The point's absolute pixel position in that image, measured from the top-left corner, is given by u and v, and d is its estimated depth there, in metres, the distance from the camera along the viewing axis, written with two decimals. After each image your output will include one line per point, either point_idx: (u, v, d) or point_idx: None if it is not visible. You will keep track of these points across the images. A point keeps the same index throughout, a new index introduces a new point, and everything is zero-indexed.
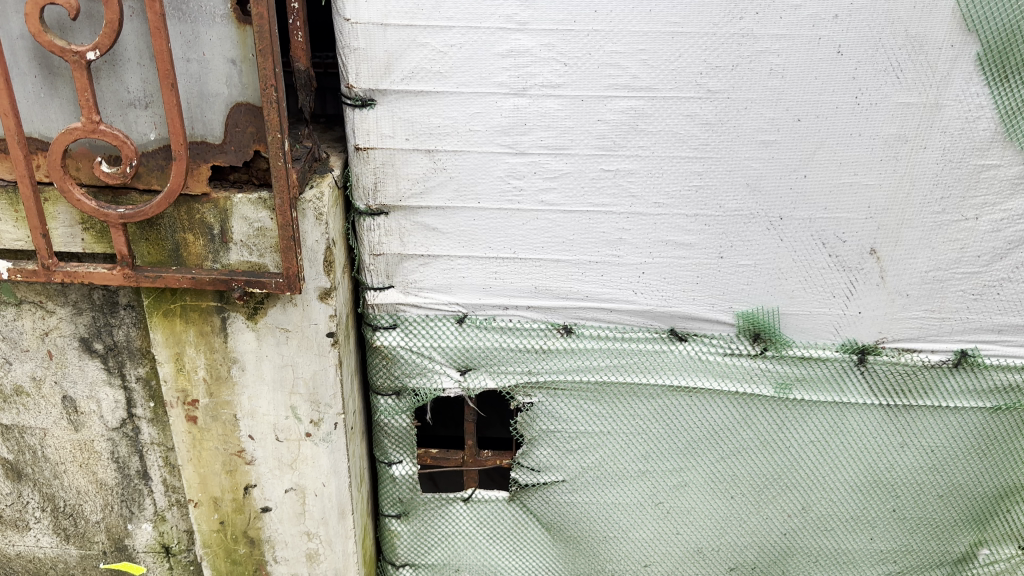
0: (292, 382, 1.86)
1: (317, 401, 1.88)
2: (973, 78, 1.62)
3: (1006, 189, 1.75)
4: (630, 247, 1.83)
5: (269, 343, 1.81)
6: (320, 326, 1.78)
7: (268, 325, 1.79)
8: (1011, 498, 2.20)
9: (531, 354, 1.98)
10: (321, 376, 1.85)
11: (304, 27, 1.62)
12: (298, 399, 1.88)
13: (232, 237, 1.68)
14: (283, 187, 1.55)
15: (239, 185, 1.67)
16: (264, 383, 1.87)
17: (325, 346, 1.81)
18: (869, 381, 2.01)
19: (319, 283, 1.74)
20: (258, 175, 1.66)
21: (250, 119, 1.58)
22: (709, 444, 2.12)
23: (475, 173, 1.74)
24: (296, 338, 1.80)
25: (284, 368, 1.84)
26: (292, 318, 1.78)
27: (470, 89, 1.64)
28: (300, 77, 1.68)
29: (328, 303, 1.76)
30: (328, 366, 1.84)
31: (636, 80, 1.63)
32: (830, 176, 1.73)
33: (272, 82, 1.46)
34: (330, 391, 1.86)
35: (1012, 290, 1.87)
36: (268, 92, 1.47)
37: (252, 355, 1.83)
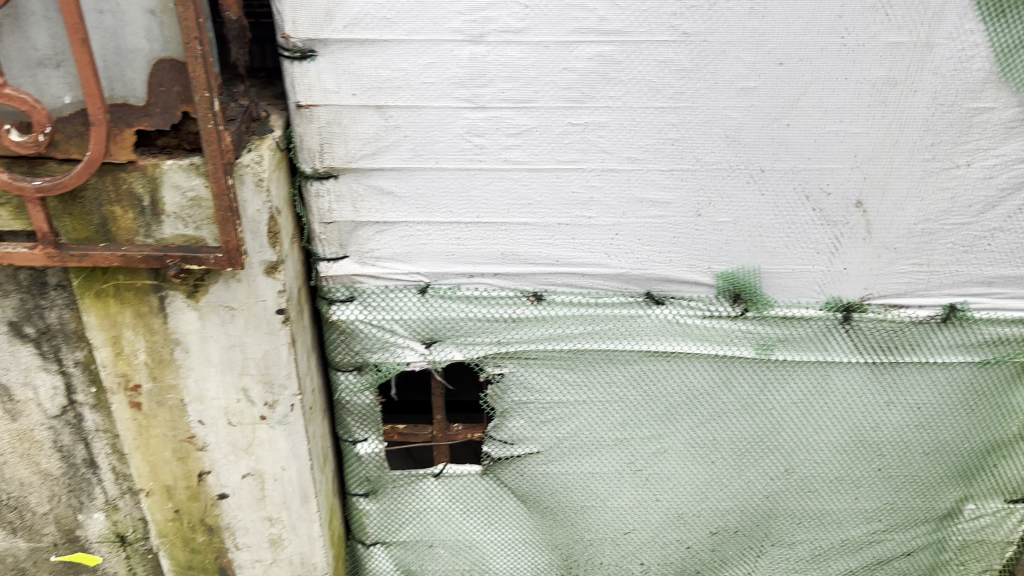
0: (241, 363, 1.73)
1: (270, 383, 1.76)
2: (968, 14, 1.49)
3: (1000, 134, 1.63)
4: (602, 207, 1.70)
5: (213, 323, 1.67)
6: (269, 303, 1.65)
7: (211, 303, 1.65)
8: (997, 452, 2.15)
9: (500, 323, 1.87)
10: (273, 356, 1.72)
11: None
12: (250, 381, 1.75)
13: (165, 209, 1.53)
14: (215, 153, 1.40)
15: (167, 151, 1.51)
16: (211, 365, 1.73)
17: (275, 325, 1.68)
18: (854, 339, 1.92)
19: (265, 255, 1.60)
20: (188, 139, 1.50)
21: (176, 77, 1.40)
22: (688, 409, 2.03)
23: (432, 131, 1.59)
24: (242, 316, 1.67)
25: (232, 349, 1.71)
26: (236, 295, 1.64)
27: (421, 36, 1.48)
28: (233, 28, 1.52)
29: (275, 278, 1.62)
30: (280, 345, 1.71)
31: (604, 23, 1.48)
32: (814, 124, 1.61)
33: (196, 34, 1.30)
34: (284, 371, 1.74)
35: (1004, 240, 1.77)
36: (192, 46, 1.31)
37: (195, 336, 1.69)
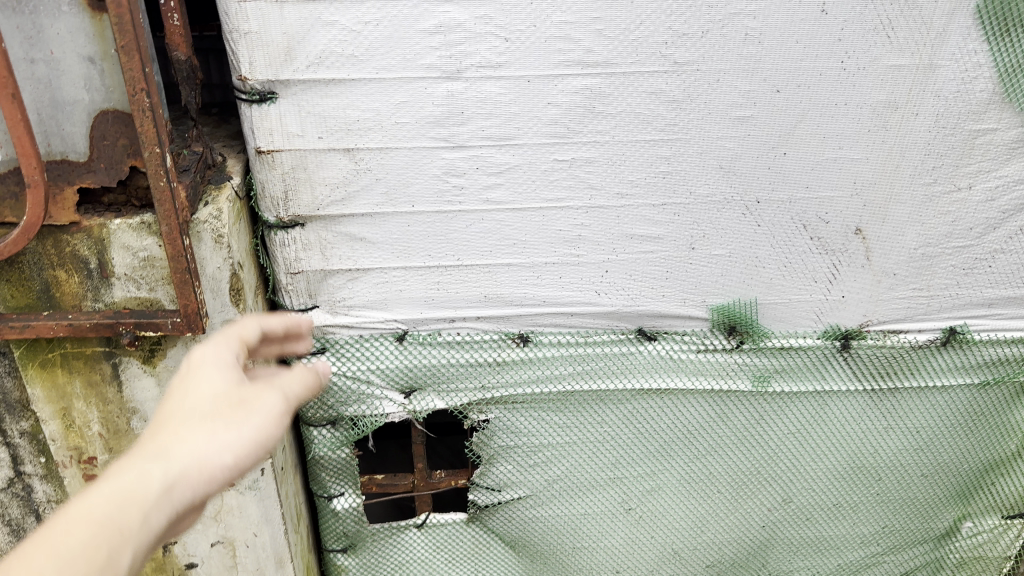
0: None
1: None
2: (972, 35, 1.41)
3: (1003, 155, 1.56)
4: (591, 245, 1.60)
5: None
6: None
7: (169, 368, 1.51)
8: (995, 470, 2.10)
9: (484, 368, 1.75)
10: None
11: (179, 7, 1.30)
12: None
13: (114, 271, 1.38)
14: (168, 213, 1.26)
15: (114, 209, 1.37)
16: None
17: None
18: (852, 366, 1.85)
19: (226, 315, 1.47)
20: (137, 194, 1.36)
21: (120, 129, 1.26)
22: (683, 445, 1.94)
23: (406, 172, 1.46)
24: None
25: None
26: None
27: (393, 74, 1.35)
28: (181, 69, 1.36)
29: None
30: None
31: (591, 55, 1.37)
32: (811, 152, 1.52)
33: (143, 85, 1.16)
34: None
35: (1005, 261, 1.71)
36: (138, 99, 1.17)
37: (154, 404, 1.55)
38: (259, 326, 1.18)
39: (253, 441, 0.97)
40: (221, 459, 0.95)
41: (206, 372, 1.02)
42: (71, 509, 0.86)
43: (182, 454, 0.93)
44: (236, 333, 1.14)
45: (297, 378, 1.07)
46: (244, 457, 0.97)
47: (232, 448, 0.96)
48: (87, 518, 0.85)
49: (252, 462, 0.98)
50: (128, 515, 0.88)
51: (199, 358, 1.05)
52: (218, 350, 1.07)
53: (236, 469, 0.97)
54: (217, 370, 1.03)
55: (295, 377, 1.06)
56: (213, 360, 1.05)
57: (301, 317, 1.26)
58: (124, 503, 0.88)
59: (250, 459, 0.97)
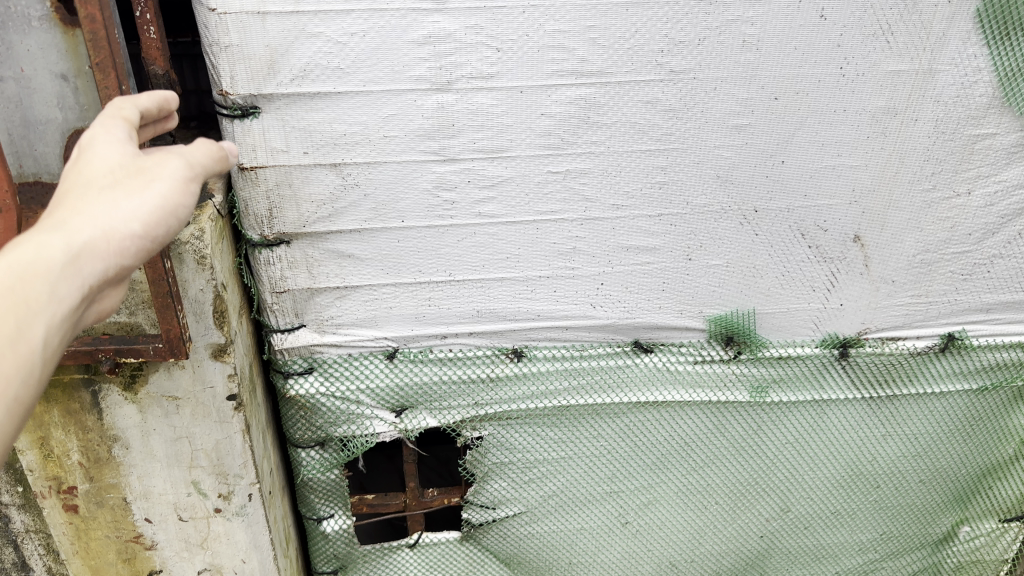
0: (190, 455, 1.54)
1: (224, 473, 1.57)
2: (971, 39, 1.39)
3: (1002, 159, 1.54)
4: (586, 257, 1.56)
5: (155, 415, 1.48)
6: (218, 390, 1.47)
7: (151, 395, 1.46)
8: (992, 474, 2.08)
9: (477, 384, 1.71)
10: (226, 445, 1.53)
11: (156, 18, 1.24)
12: (201, 473, 1.56)
13: None
14: None
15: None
16: (155, 460, 1.54)
17: (225, 413, 1.50)
18: (850, 375, 1.82)
19: (210, 338, 1.41)
20: None
21: None
22: (680, 457, 1.90)
23: (395, 187, 1.41)
24: (188, 407, 1.48)
25: (178, 442, 1.52)
26: (180, 384, 1.45)
27: (381, 87, 1.30)
28: (159, 84, 1.30)
29: (224, 361, 1.44)
30: (233, 433, 1.52)
31: (585, 64, 1.32)
32: (809, 160, 1.49)
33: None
34: (238, 461, 1.55)
35: (1003, 266, 1.69)
36: None
37: (136, 431, 1.50)
38: (138, 108, 1.04)
39: (160, 208, 0.93)
40: (128, 227, 0.90)
41: (97, 145, 0.95)
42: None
43: (85, 223, 0.87)
44: (116, 109, 1.01)
45: (201, 150, 1.03)
46: (154, 222, 0.92)
47: (136, 213, 0.91)
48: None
49: (162, 226, 0.93)
50: (34, 288, 0.82)
51: (87, 137, 0.96)
52: (104, 121, 0.98)
53: (147, 238, 0.93)
54: (110, 142, 0.95)
55: (196, 149, 1.02)
56: (102, 134, 0.96)
57: (173, 94, 1.11)
58: (26, 277, 0.81)
59: (161, 227, 0.93)
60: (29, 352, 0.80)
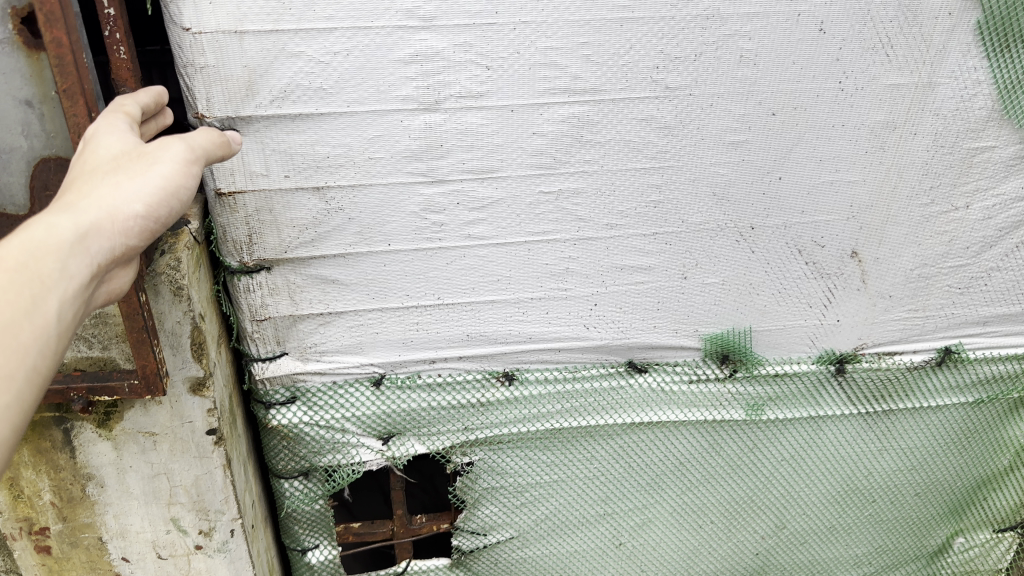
0: (168, 491, 1.47)
1: (205, 510, 1.50)
2: (971, 51, 1.36)
3: (1001, 172, 1.51)
4: (579, 278, 1.51)
5: (131, 452, 1.42)
6: (197, 425, 1.41)
7: (127, 431, 1.39)
8: (988, 485, 2.06)
9: (467, 409, 1.65)
10: (206, 481, 1.47)
11: (126, 38, 1.15)
12: (180, 510, 1.50)
13: None
14: None
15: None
16: (132, 497, 1.47)
17: (205, 448, 1.43)
18: (847, 390, 1.79)
19: (188, 372, 1.35)
20: None
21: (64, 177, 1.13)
22: (675, 477, 1.86)
23: (381, 211, 1.36)
24: (166, 442, 1.42)
25: (156, 478, 1.45)
26: (158, 419, 1.39)
27: (366, 107, 1.25)
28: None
29: (203, 396, 1.38)
30: (214, 468, 1.46)
31: (578, 82, 1.28)
32: (807, 176, 1.45)
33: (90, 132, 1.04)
34: (219, 496, 1.48)
35: (1000, 279, 1.66)
36: None
37: (111, 468, 1.43)
38: (137, 105, 1.06)
39: (162, 189, 0.95)
40: (132, 208, 0.92)
41: (100, 136, 0.97)
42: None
43: (91, 204, 0.89)
44: (116, 108, 1.04)
45: (202, 136, 1.06)
46: (156, 202, 0.94)
47: (140, 195, 0.93)
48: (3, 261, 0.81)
49: (164, 206, 0.95)
50: (46, 264, 0.83)
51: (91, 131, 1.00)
52: (105, 115, 1.01)
53: (150, 217, 0.95)
54: (112, 132, 0.99)
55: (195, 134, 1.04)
56: (104, 126, 0.99)
57: (166, 90, 1.14)
58: (38, 253, 0.83)
59: (162, 208, 0.95)
60: (43, 325, 0.82)
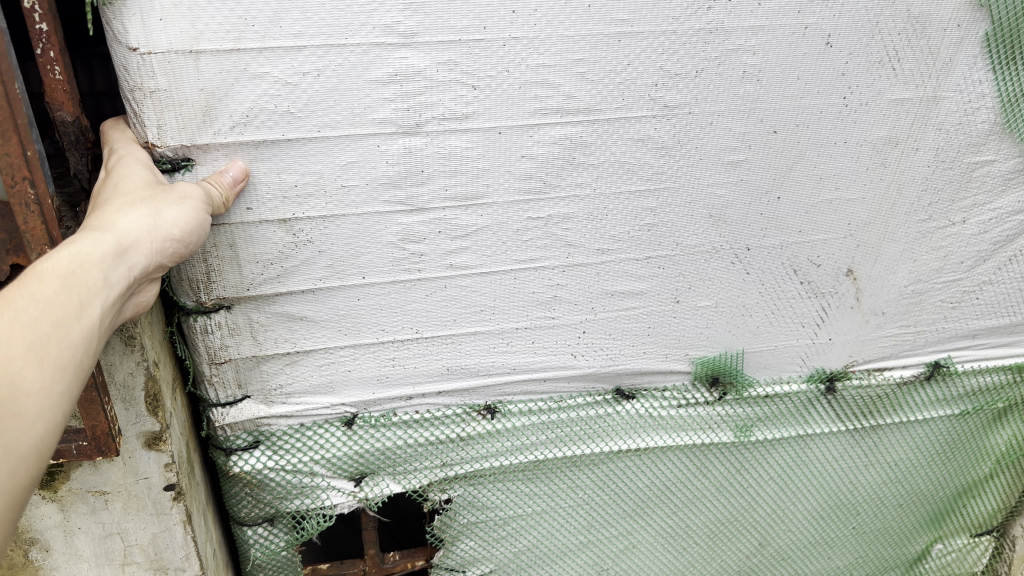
0: (123, 551, 1.34)
1: (164, 567, 1.36)
2: (977, 63, 1.30)
3: (998, 186, 1.46)
4: (568, 306, 1.41)
5: (79, 513, 1.28)
6: (153, 481, 1.27)
7: (74, 491, 1.26)
8: (967, 493, 2.03)
9: (445, 445, 1.54)
10: (165, 538, 1.33)
11: (62, 55, 0.98)
12: (137, 569, 1.36)
13: None
14: None
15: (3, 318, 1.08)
16: (82, 559, 1.33)
17: (163, 504, 1.30)
18: (835, 408, 1.73)
19: (143, 427, 1.22)
20: None
21: None
22: (660, 501, 1.78)
23: (355, 242, 1.23)
24: (118, 501, 1.28)
25: (109, 538, 1.32)
26: (109, 477, 1.26)
27: (339, 132, 1.12)
28: (69, 133, 1.04)
29: (159, 450, 1.25)
30: (173, 524, 1.32)
31: (571, 101, 1.17)
32: (807, 194, 1.37)
33: (25, 173, 0.92)
34: (179, 554, 1.35)
35: (992, 292, 1.62)
36: (21, 189, 0.93)
37: (57, 531, 1.29)
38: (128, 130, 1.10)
39: (193, 218, 1.04)
40: (168, 232, 1.01)
41: (126, 164, 1.03)
42: (37, 264, 0.88)
43: (133, 226, 0.97)
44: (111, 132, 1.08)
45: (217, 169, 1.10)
46: (190, 229, 1.03)
47: (177, 221, 1.01)
48: (54, 270, 0.88)
49: (196, 234, 1.04)
50: (91, 274, 0.91)
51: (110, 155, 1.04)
52: (121, 142, 1.06)
53: (181, 241, 1.04)
54: (134, 161, 1.04)
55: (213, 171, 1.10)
56: (125, 153, 1.05)
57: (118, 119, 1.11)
58: (84, 263, 0.90)
59: (193, 235, 1.04)
60: (89, 328, 0.89)
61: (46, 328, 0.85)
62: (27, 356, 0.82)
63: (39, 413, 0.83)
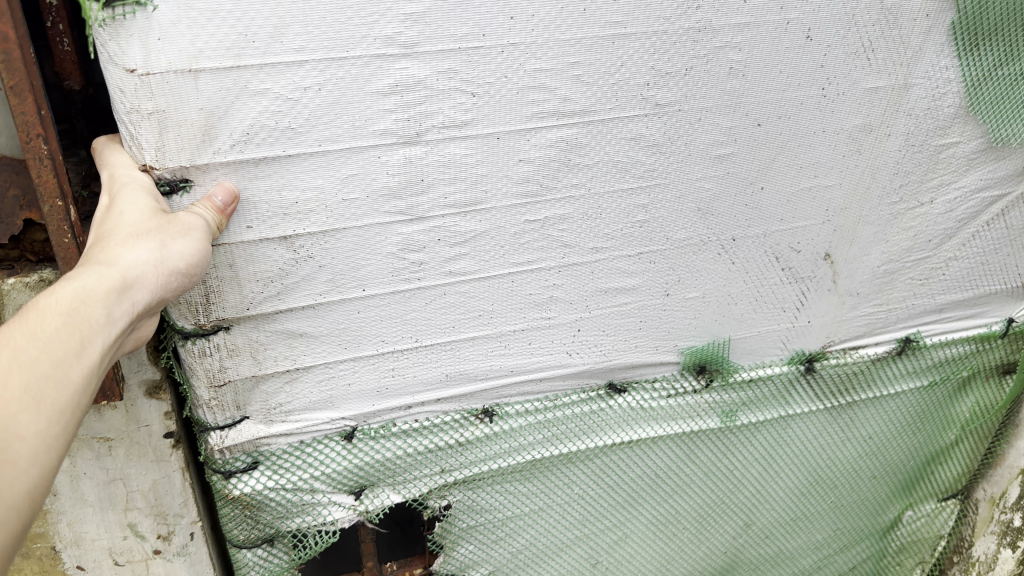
0: (125, 497, 1.43)
1: (164, 513, 1.47)
2: (944, 50, 1.37)
3: (963, 167, 1.53)
4: (563, 305, 1.42)
5: (85, 459, 1.37)
6: (153, 427, 1.39)
7: (81, 437, 1.35)
8: (935, 459, 2.11)
9: (444, 452, 1.53)
10: (165, 484, 1.44)
11: (70, 29, 1.10)
12: (138, 516, 1.45)
13: None
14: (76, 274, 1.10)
15: (7, 265, 1.24)
16: (87, 505, 1.41)
17: (163, 451, 1.41)
18: (814, 387, 1.78)
19: (145, 374, 1.35)
20: (34, 248, 1.24)
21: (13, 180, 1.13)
22: (651, 491, 1.80)
23: (355, 255, 1.22)
24: (122, 446, 1.38)
25: (112, 484, 1.41)
26: (113, 424, 1.36)
27: (340, 145, 1.11)
28: (75, 101, 1.19)
29: (160, 397, 1.37)
30: (172, 471, 1.44)
31: (568, 104, 1.18)
32: (789, 183, 1.41)
33: (40, 130, 1.01)
34: (179, 500, 1.46)
35: (957, 267, 1.70)
36: (36, 145, 1.01)
37: (63, 477, 1.37)
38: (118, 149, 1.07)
39: (198, 250, 1.04)
40: (174, 265, 1.02)
41: (129, 191, 1.02)
42: (40, 300, 0.92)
43: (139, 261, 0.98)
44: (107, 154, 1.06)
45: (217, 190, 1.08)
46: (194, 261, 1.04)
47: (183, 254, 1.02)
48: (57, 307, 0.91)
49: (199, 265, 1.05)
50: (94, 311, 0.94)
51: (113, 180, 1.03)
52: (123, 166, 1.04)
53: (185, 273, 1.04)
54: (136, 189, 1.02)
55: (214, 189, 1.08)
56: (128, 179, 1.03)
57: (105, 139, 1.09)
58: (89, 299, 0.93)
59: (196, 267, 1.05)
60: (89, 366, 0.93)
61: (45, 369, 0.88)
62: (24, 400, 0.85)
63: (32, 458, 0.85)
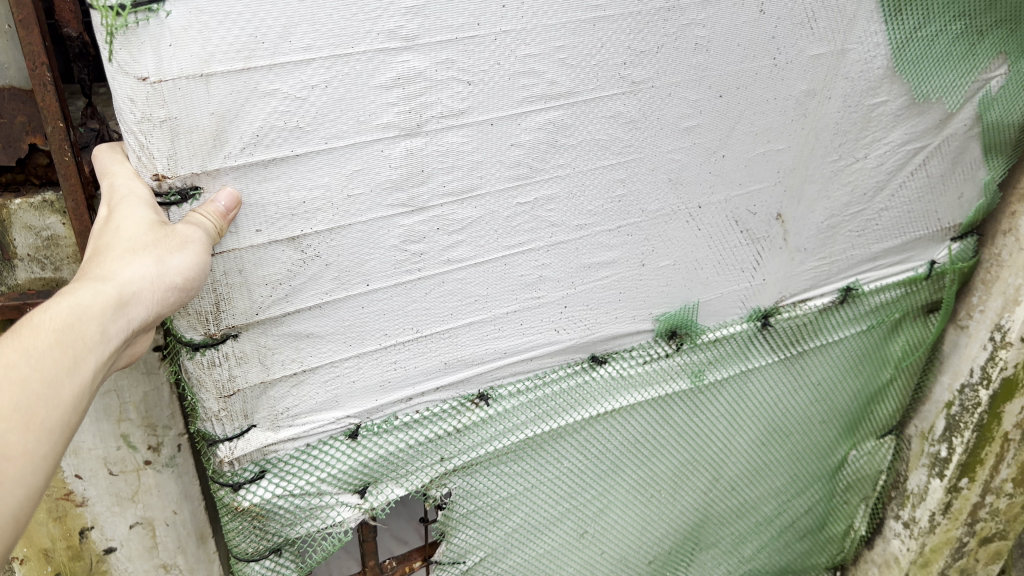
0: (117, 410, 1.45)
1: (153, 425, 1.50)
2: (873, 17, 1.50)
3: (891, 123, 1.68)
4: (551, 284, 1.47)
5: None
6: None
7: None
8: (875, 400, 2.25)
9: (443, 441, 1.55)
10: (155, 396, 1.48)
11: None
12: (130, 427, 1.48)
13: (15, 252, 1.32)
14: (76, 187, 1.16)
15: (13, 188, 1.31)
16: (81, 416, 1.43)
17: (152, 364, 1.45)
18: (770, 341, 1.88)
19: None
20: (37, 172, 1.31)
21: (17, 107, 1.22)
22: (630, 457, 1.86)
23: (360, 249, 1.23)
24: None
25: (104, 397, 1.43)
26: None
27: (346, 141, 1.13)
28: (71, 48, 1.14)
29: None
30: (160, 384, 1.48)
31: (554, 87, 1.24)
32: (746, 150, 1.51)
33: (44, 59, 1.06)
34: (166, 412, 1.50)
35: (888, 217, 1.85)
36: (41, 73, 1.07)
37: None
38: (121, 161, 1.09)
39: (195, 263, 1.04)
40: (170, 280, 1.03)
41: (128, 205, 1.03)
42: (35, 315, 0.93)
43: (134, 278, 1.00)
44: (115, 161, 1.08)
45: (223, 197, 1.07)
46: (192, 275, 1.04)
47: (181, 268, 1.02)
48: (52, 323, 0.93)
49: (197, 278, 1.05)
50: (89, 327, 0.96)
51: (113, 193, 1.04)
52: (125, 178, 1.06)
53: (183, 287, 1.05)
54: (137, 204, 1.03)
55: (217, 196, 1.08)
56: (128, 191, 1.04)
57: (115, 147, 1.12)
58: (83, 315, 0.95)
59: (195, 281, 1.05)
60: (81, 383, 0.95)
61: (37, 387, 0.89)
62: (14, 418, 0.86)
63: (21, 479, 0.87)
